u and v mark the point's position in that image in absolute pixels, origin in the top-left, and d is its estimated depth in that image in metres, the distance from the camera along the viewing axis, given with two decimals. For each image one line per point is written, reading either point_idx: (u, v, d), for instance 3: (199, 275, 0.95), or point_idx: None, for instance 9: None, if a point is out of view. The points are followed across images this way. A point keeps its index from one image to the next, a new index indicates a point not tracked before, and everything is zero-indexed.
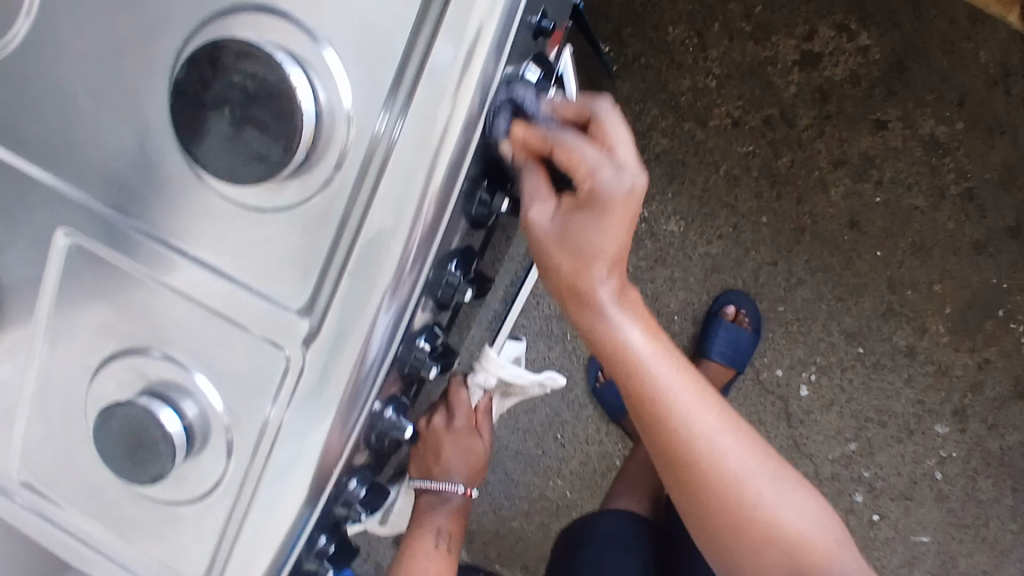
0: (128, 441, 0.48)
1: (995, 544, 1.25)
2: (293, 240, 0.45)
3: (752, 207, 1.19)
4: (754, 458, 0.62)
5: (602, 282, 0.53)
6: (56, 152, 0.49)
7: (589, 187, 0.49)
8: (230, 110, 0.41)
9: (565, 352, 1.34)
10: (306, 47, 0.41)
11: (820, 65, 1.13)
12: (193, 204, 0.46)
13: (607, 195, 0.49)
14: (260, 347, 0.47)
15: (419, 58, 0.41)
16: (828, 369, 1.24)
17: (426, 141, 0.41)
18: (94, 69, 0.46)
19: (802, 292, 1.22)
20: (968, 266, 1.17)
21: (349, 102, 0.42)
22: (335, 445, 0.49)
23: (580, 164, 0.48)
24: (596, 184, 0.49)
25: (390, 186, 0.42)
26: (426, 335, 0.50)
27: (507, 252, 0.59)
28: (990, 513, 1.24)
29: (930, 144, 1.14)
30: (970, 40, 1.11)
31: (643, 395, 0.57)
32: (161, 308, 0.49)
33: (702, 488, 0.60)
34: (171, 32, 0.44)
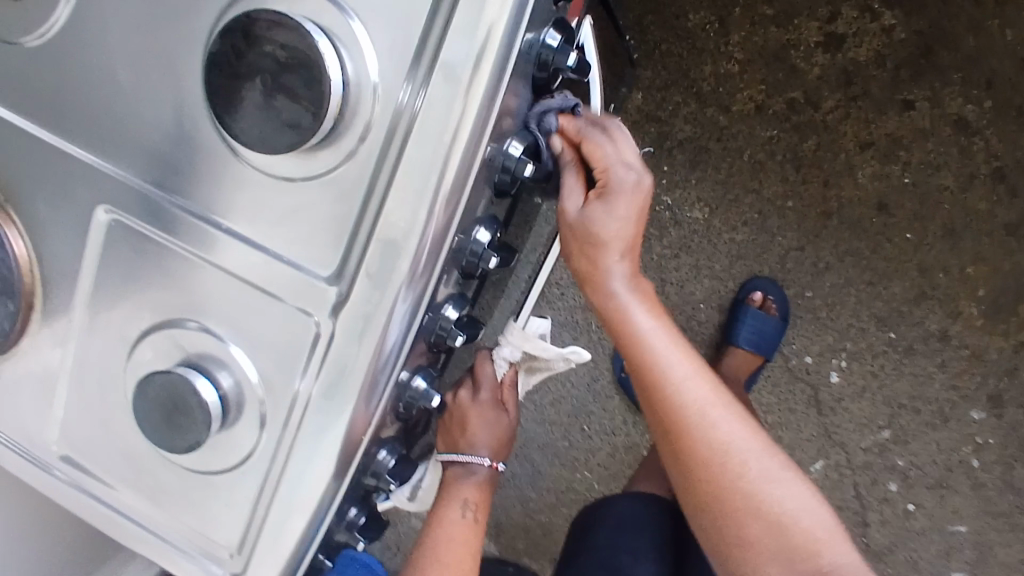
0: (167, 408, 0.50)
1: None
2: (322, 209, 0.46)
3: (777, 192, 1.19)
4: (741, 433, 0.64)
5: (608, 260, 0.60)
6: (97, 131, 0.51)
7: (606, 180, 0.57)
8: (262, 80, 0.42)
9: (590, 342, 1.34)
10: (335, 18, 0.42)
11: (844, 47, 1.12)
12: (228, 178, 0.48)
13: (620, 186, 0.57)
14: (292, 316, 0.49)
15: (443, 23, 0.41)
16: (858, 355, 1.22)
17: (450, 106, 0.42)
18: (133, 49, 0.48)
19: (830, 278, 1.21)
20: (1001, 248, 1.15)
21: (376, 71, 0.43)
22: (364, 412, 0.50)
23: (600, 160, 0.56)
24: (611, 178, 0.57)
25: (416, 151, 0.43)
26: (453, 304, 0.50)
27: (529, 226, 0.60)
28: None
29: (959, 123, 1.12)
30: (997, 17, 1.09)
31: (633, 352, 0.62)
32: (198, 281, 0.50)
33: (686, 451, 0.63)
34: (207, 9, 0.45)
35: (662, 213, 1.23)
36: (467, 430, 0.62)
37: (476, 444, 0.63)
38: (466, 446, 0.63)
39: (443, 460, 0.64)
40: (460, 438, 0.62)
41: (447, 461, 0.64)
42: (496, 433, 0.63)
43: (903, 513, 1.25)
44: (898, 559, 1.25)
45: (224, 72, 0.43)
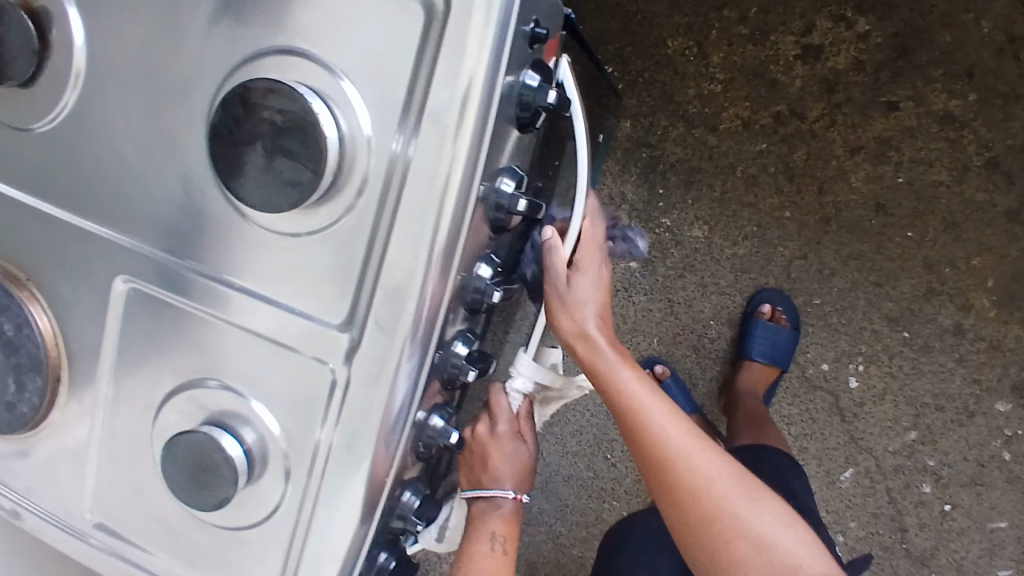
0: (194, 467, 0.51)
1: None
2: (328, 260, 0.48)
3: (775, 203, 1.20)
4: (736, 482, 0.67)
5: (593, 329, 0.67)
6: (111, 207, 0.53)
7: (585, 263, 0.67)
8: (262, 144, 0.44)
9: None
10: (326, 81, 0.45)
11: (822, 56, 1.15)
12: (236, 238, 0.50)
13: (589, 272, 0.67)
14: (307, 366, 0.50)
15: (428, 74, 0.44)
16: (874, 357, 1.22)
17: (441, 149, 0.44)
18: (140, 127, 0.51)
19: (836, 283, 1.21)
20: (1005, 236, 1.15)
21: (369, 126, 0.45)
22: (385, 453, 0.51)
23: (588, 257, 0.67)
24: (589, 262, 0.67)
25: (412, 197, 0.45)
26: (462, 340, 0.52)
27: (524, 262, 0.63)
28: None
29: (945, 118, 1.13)
30: (970, 11, 1.10)
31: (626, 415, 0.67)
32: (216, 341, 0.52)
33: (687, 503, 0.66)
34: (206, 84, 0.48)
35: (662, 235, 1.24)
36: (487, 468, 0.62)
37: (496, 482, 0.62)
38: (488, 483, 0.62)
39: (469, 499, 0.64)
40: (482, 476, 0.62)
41: (473, 499, 0.64)
42: (517, 471, 0.62)
43: (941, 514, 1.23)
44: (941, 561, 1.23)
45: (225, 141, 0.45)
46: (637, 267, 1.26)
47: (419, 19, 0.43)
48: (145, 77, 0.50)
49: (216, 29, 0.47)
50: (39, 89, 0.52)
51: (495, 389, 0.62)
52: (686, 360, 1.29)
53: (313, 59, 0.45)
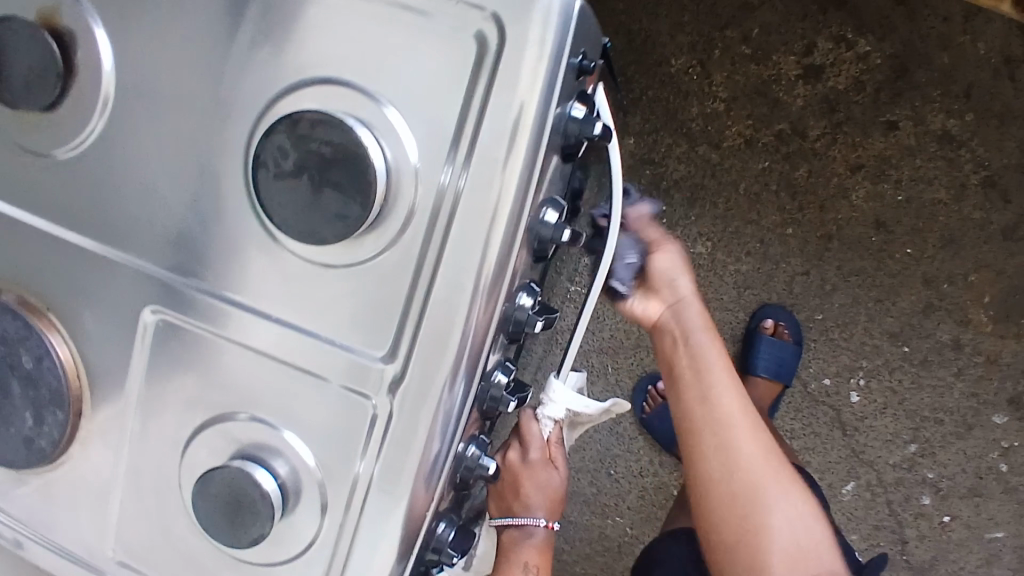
0: (227, 503, 0.50)
1: None
2: (370, 292, 0.47)
3: (777, 220, 1.21)
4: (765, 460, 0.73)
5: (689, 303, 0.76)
6: (138, 237, 0.52)
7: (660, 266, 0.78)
8: (309, 176, 0.44)
9: (609, 386, 1.32)
10: (371, 110, 0.44)
11: (823, 76, 1.17)
12: (269, 268, 0.49)
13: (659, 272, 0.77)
14: (345, 399, 0.49)
15: (479, 106, 0.44)
16: (875, 372, 1.23)
17: (492, 180, 0.44)
18: (172, 156, 0.50)
19: (838, 299, 1.22)
20: (1001, 253, 1.18)
21: (415, 156, 0.44)
22: (425, 486, 0.50)
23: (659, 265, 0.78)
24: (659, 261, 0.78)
25: (460, 229, 0.45)
26: (501, 370, 0.52)
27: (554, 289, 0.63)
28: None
29: (943, 137, 1.16)
30: (967, 34, 1.13)
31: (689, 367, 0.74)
32: (248, 373, 0.51)
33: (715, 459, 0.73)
34: (244, 112, 0.47)
35: None
36: (519, 498, 0.61)
37: (527, 511, 0.62)
38: (519, 513, 0.62)
39: (498, 531, 0.63)
40: (513, 506, 0.62)
41: (502, 531, 0.63)
42: (548, 498, 0.62)
43: (942, 526, 1.24)
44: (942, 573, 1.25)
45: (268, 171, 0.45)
46: None
47: (471, 51, 0.43)
48: (177, 104, 0.49)
49: (255, 56, 0.46)
50: (62, 114, 0.51)
51: (523, 418, 0.63)
52: None
53: (356, 89, 0.45)
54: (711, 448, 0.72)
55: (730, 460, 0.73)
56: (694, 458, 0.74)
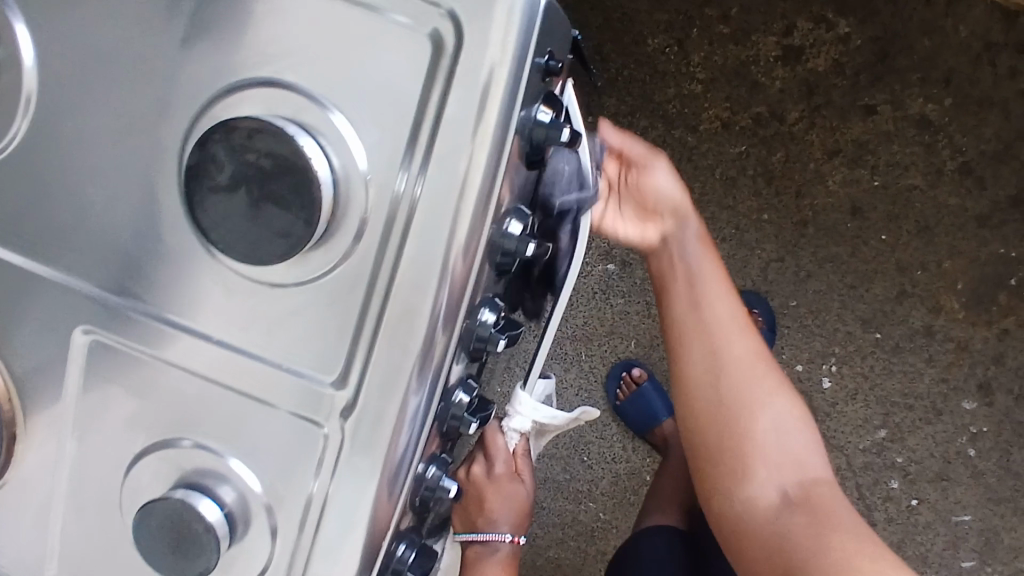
0: (170, 536, 0.47)
1: None
2: (319, 312, 0.44)
3: (752, 206, 1.19)
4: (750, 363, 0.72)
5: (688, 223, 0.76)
6: (68, 250, 0.47)
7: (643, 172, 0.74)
8: (247, 189, 0.40)
9: (582, 372, 1.30)
10: (315, 116, 0.40)
11: (803, 58, 1.13)
12: (208, 284, 0.45)
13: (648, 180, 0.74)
14: (294, 424, 0.46)
15: (434, 114, 0.40)
16: (848, 358, 1.23)
17: (449, 194, 0.41)
18: (104, 162, 0.45)
19: (812, 285, 1.21)
20: (975, 240, 1.17)
21: (365, 164, 0.41)
22: (386, 508, 0.47)
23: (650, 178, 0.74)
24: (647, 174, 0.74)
25: (416, 245, 0.42)
26: (463, 388, 0.49)
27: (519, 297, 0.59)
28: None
29: (921, 123, 1.14)
30: (948, 16, 1.11)
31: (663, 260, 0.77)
32: (188, 396, 0.47)
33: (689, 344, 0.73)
34: (178, 116, 0.43)
35: None
36: (490, 498, 0.62)
37: (499, 509, 0.62)
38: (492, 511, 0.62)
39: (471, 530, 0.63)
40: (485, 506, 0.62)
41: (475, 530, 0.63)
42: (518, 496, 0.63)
43: (909, 509, 1.25)
44: (908, 555, 1.26)
45: (204, 182, 0.41)
46: (615, 270, 1.25)
47: (425, 53, 0.39)
48: (107, 106, 0.44)
49: (190, 53, 0.42)
50: None
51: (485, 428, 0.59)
52: (664, 363, 1.29)
53: (298, 92, 0.40)
54: (694, 336, 0.73)
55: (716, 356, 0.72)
56: (676, 342, 0.74)
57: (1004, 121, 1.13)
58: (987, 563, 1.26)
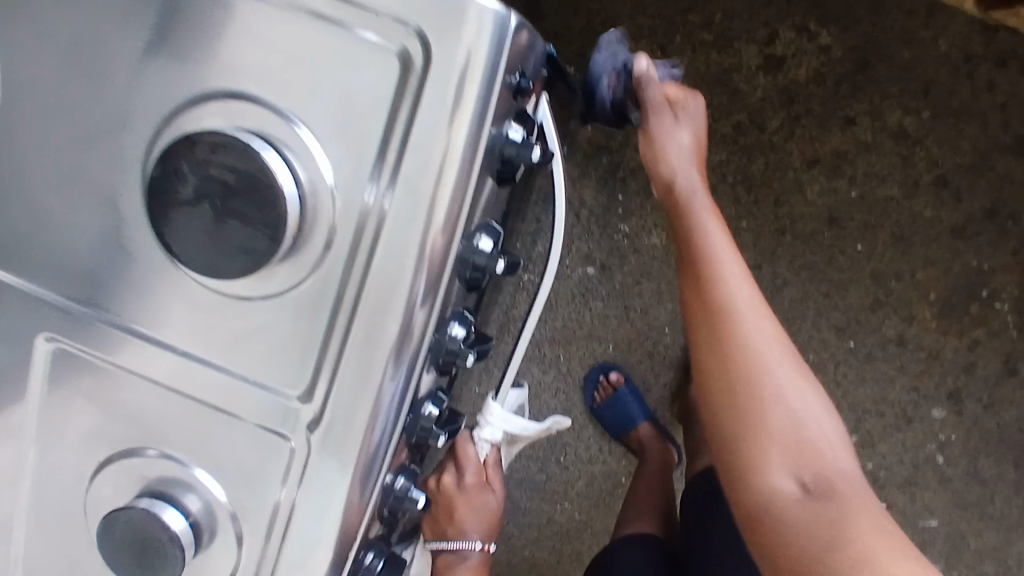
0: (134, 547, 0.46)
1: (1001, 520, 1.27)
2: (285, 325, 0.44)
3: (731, 212, 1.20)
4: (775, 347, 0.69)
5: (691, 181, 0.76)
6: (30, 256, 0.47)
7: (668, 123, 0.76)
8: (210, 204, 0.40)
9: (559, 374, 1.30)
10: (281, 130, 0.41)
11: (784, 67, 1.14)
12: (173, 294, 0.45)
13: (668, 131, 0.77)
14: (259, 435, 0.46)
15: (402, 132, 0.40)
16: (822, 365, 1.24)
17: (416, 211, 0.41)
18: (65, 169, 0.45)
19: (788, 293, 1.22)
20: (949, 252, 1.19)
21: (332, 178, 0.41)
22: (355, 517, 0.47)
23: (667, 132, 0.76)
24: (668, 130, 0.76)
25: (383, 261, 0.42)
26: (432, 401, 0.48)
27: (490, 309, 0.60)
28: (994, 491, 1.27)
29: (899, 134, 1.15)
30: (928, 30, 1.12)
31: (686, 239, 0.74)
32: (153, 404, 0.47)
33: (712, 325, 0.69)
34: (141, 126, 0.42)
35: (620, 241, 1.23)
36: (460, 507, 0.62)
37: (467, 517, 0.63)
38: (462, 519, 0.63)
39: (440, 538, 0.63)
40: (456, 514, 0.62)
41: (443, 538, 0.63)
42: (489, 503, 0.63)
43: None
44: None
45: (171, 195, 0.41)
46: (594, 273, 1.24)
47: (392, 70, 0.40)
48: (70, 112, 0.44)
49: (155, 62, 0.42)
50: None
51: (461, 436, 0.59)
52: (641, 366, 1.30)
53: (265, 106, 0.41)
54: (711, 319, 0.70)
55: (733, 335, 0.68)
56: (696, 323, 0.71)
57: (979, 134, 1.15)
58: (953, 567, 1.29)
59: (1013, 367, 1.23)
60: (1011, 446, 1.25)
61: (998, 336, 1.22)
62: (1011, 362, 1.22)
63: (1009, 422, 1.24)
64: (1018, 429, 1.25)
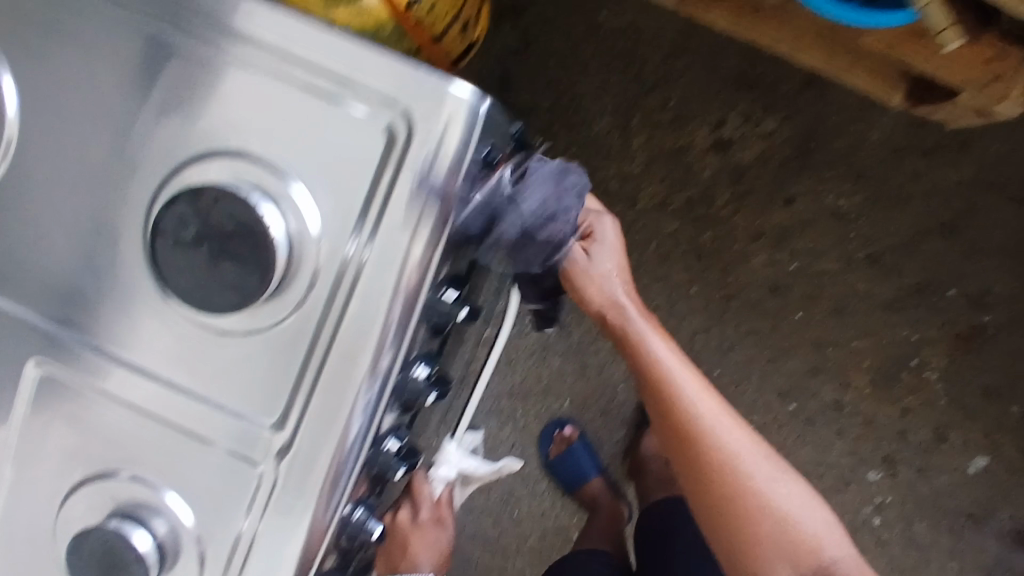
0: (102, 564, 0.50)
1: None
2: (265, 359, 0.48)
3: (683, 278, 1.28)
4: (756, 457, 0.81)
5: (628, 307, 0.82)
6: (28, 286, 0.51)
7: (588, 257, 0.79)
8: (208, 246, 0.46)
9: (516, 429, 1.34)
10: (277, 185, 0.46)
11: (732, 149, 1.25)
12: (162, 327, 0.49)
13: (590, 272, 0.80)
14: (231, 463, 0.50)
15: (384, 192, 0.46)
16: (765, 427, 1.31)
17: (392, 260, 0.46)
18: (71, 208, 0.50)
19: (734, 356, 1.30)
20: (881, 324, 1.28)
21: (318, 229, 0.46)
22: (315, 545, 0.50)
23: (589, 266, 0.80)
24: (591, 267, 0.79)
25: (360, 304, 0.47)
26: (394, 436, 0.53)
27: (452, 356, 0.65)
28: (929, 555, 1.33)
29: (834, 215, 1.26)
30: (862, 121, 1.24)
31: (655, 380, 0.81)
32: (131, 429, 0.51)
33: (704, 458, 0.80)
34: (149, 176, 0.48)
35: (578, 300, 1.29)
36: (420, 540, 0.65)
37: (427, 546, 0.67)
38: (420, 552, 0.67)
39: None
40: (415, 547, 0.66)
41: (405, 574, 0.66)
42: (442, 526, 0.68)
43: None
44: None
45: (171, 243, 0.46)
46: (552, 331, 1.30)
47: (379, 140, 0.46)
48: (81, 158, 0.49)
49: (166, 120, 0.48)
50: None
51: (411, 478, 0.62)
52: (595, 422, 1.34)
53: (264, 164, 0.47)
54: (701, 453, 0.80)
55: (722, 463, 0.80)
56: (688, 456, 0.81)
57: (909, 217, 1.25)
58: None
59: (942, 435, 1.31)
60: (943, 512, 1.32)
61: (928, 406, 1.30)
62: (941, 431, 1.30)
63: (940, 488, 1.32)
64: (949, 495, 1.32)
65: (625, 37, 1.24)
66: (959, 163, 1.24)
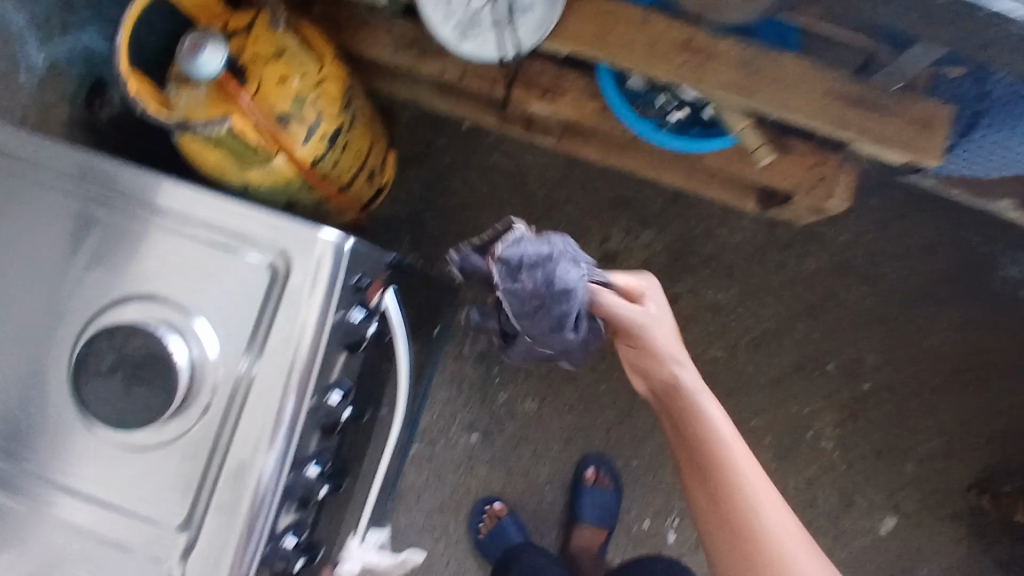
0: None
1: None
2: (173, 466, 0.57)
3: (592, 376, 1.40)
4: (799, 544, 0.72)
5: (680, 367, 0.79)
6: None
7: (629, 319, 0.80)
8: (122, 372, 0.56)
9: (451, 542, 1.39)
10: (181, 320, 0.58)
11: (616, 261, 1.44)
12: (84, 448, 0.58)
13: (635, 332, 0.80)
14: (143, 564, 0.57)
15: (268, 318, 0.58)
16: (687, 512, 1.39)
17: (278, 373, 0.56)
18: (7, 353, 0.60)
19: (649, 446, 1.40)
20: (773, 401, 1.42)
21: (216, 353, 0.57)
22: None
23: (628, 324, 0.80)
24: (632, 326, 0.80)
25: (252, 412, 0.56)
26: (291, 532, 0.61)
27: (352, 464, 0.71)
28: None
29: (715, 308, 1.43)
30: (724, 227, 1.44)
31: (692, 439, 0.76)
32: (56, 543, 0.58)
33: (735, 530, 0.72)
34: (77, 321, 0.59)
35: (498, 408, 1.39)
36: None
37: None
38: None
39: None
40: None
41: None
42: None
43: None
44: None
45: (100, 374, 0.57)
46: (477, 440, 1.39)
47: (263, 278, 0.58)
48: (19, 312, 0.60)
49: (91, 276, 0.60)
50: None
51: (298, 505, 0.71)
52: (528, 526, 1.40)
53: (171, 304, 0.58)
54: (724, 527, 0.73)
55: (758, 541, 0.71)
56: (714, 526, 0.74)
57: (778, 304, 1.43)
58: None
59: (847, 500, 1.42)
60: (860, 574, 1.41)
61: (829, 473, 1.42)
62: (845, 496, 1.42)
63: (854, 551, 1.41)
64: (863, 557, 1.41)
65: (514, 173, 1.44)
66: (813, 255, 1.43)
